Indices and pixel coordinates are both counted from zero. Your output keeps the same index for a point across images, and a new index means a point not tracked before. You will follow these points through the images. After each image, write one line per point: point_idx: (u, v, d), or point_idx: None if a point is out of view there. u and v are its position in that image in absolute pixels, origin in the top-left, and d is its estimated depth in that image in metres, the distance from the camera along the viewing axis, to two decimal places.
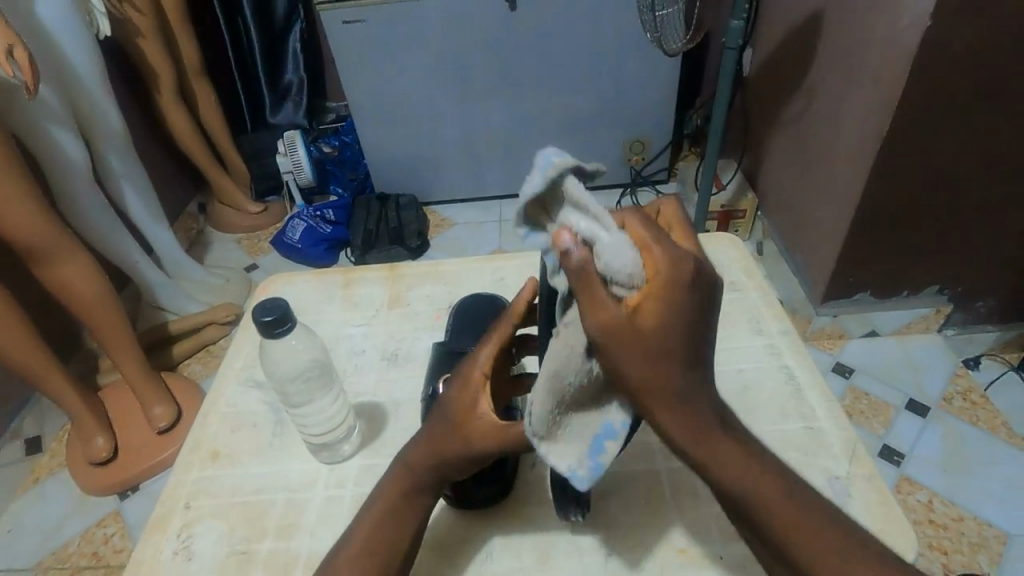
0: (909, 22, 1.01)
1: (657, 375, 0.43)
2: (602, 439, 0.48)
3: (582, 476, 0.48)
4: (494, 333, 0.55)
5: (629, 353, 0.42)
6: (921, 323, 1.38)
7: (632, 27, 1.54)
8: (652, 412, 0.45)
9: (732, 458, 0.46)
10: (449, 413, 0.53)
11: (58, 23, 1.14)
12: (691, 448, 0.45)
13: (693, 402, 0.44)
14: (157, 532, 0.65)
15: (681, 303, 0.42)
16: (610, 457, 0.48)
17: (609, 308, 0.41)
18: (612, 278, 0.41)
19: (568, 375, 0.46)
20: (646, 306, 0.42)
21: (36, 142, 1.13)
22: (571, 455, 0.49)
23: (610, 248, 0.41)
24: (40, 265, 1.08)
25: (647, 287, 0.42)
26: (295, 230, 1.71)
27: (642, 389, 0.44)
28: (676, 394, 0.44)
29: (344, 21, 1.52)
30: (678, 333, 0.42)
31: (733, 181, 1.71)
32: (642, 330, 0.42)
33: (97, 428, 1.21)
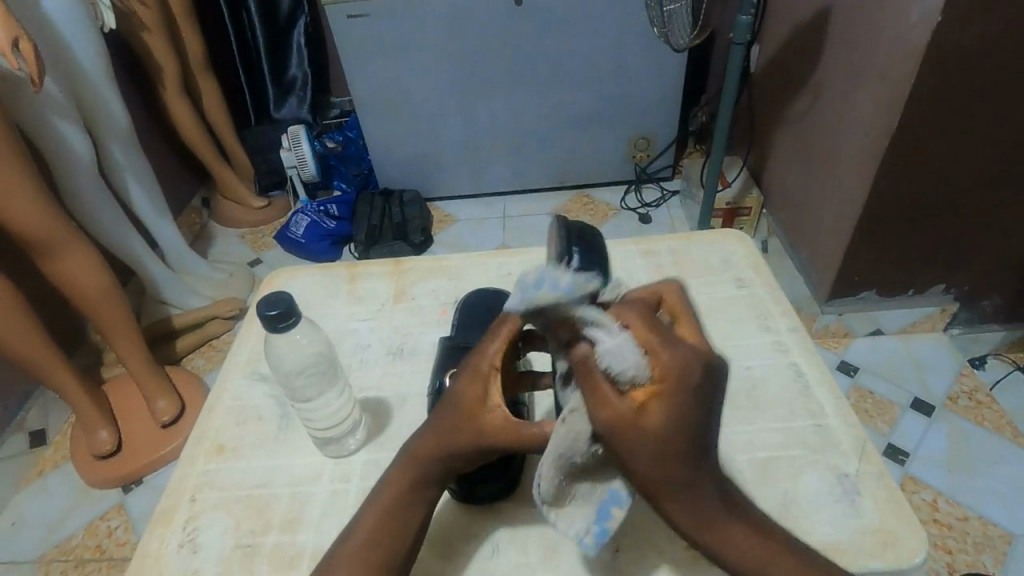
0: (919, 18, 1.00)
1: (664, 467, 0.45)
2: (607, 505, 0.50)
3: (589, 542, 0.50)
4: (503, 326, 0.55)
5: (633, 447, 0.45)
6: (927, 322, 1.38)
7: (639, 23, 1.53)
8: (659, 499, 0.46)
9: (739, 541, 0.46)
10: (458, 403, 0.53)
11: (63, 16, 1.14)
12: (697, 533, 0.46)
13: (698, 488, 0.46)
14: (162, 524, 0.65)
15: (686, 401, 0.44)
16: (616, 522, 0.50)
17: (614, 404, 0.45)
18: (616, 376, 0.45)
19: (575, 455, 0.48)
20: (651, 406, 0.44)
21: (41, 135, 1.13)
22: (578, 521, 0.50)
23: (614, 351, 0.45)
24: (45, 258, 1.08)
25: (653, 385, 0.45)
26: (299, 225, 1.71)
27: (647, 478, 0.45)
28: (684, 484, 0.45)
29: (349, 15, 1.51)
30: (682, 431, 0.44)
31: (738, 179, 1.70)
32: (648, 426, 0.44)
33: (102, 421, 1.21)
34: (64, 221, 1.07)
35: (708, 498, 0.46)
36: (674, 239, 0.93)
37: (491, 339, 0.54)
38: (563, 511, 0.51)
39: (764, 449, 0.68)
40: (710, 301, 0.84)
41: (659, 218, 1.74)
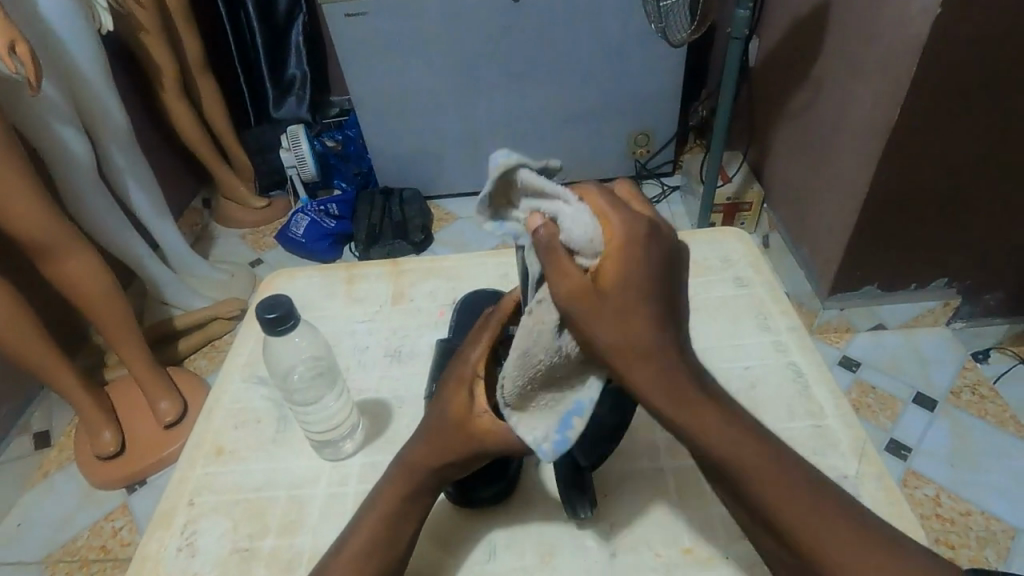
0: (919, 10, 0.99)
1: (630, 330, 0.43)
2: (570, 414, 0.48)
3: (549, 450, 0.48)
4: (484, 334, 0.56)
5: (596, 315, 0.43)
6: (929, 317, 1.37)
7: (637, 19, 1.53)
8: (629, 375, 0.44)
9: (705, 417, 0.45)
10: (445, 412, 0.53)
11: (60, 19, 1.14)
12: (667, 414, 0.45)
13: (666, 358, 0.44)
14: (162, 528, 0.65)
15: (643, 258, 0.43)
16: (576, 431, 0.48)
17: (575, 273, 0.42)
18: (577, 249, 0.43)
19: (538, 350, 0.46)
20: (609, 267, 0.43)
21: (41, 139, 1.13)
22: (539, 427, 0.49)
23: (570, 216, 0.44)
24: (45, 261, 1.09)
25: (608, 249, 0.44)
26: (299, 225, 1.71)
27: (613, 352, 0.44)
28: (649, 352, 0.44)
29: (346, 14, 1.51)
30: (643, 290, 0.43)
31: (738, 174, 1.69)
32: (610, 290, 0.43)
33: (105, 423, 1.22)
34: (66, 224, 1.08)
35: (676, 372, 0.45)
36: (673, 237, 0.93)
37: (472, 346, 0.55)
38: (528, 417, 0.51)
39: None
40: (709, 300, 0.83)
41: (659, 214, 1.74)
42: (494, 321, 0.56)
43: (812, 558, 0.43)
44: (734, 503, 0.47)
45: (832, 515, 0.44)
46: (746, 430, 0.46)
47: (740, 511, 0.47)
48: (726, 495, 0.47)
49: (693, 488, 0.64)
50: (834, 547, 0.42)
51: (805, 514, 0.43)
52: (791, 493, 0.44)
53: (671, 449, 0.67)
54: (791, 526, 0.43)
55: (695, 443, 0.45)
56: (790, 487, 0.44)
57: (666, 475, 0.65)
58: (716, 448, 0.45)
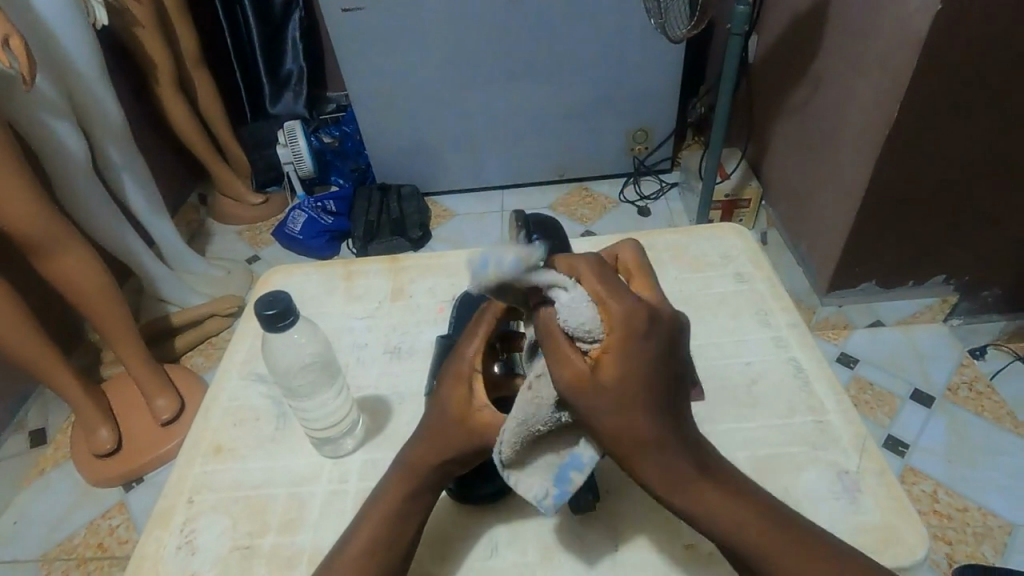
0: (919, 7, 0.99)
1: (631, 423, 0.44)
2: (568, 469, 0.50)
3: (548, 505, 0.51)
4: (479, 328, 0.55)
5: (596, 404, 0.44)
6: (926, 313, 1.37)
7: (636, 15, 1.52)
8: (628, 460, 0.45)
9: (709, 502, 0.45)
10: (446, 410, 0.53)
11: (55, 13, 1.12)
12: (668, 496, 0.46)
13: (670, 447, 0.45)
14: (160, 526, 0.64)
15: (642, 351, 0.43)
16: (576, 485, 0.50)
17: (573, 367, 0.44)
18: (573, 333, 0.45)
19: (537, 420, 0.48)
20: (608, 362, 0.43)
21: (35, 135, 1.12)
22: (538, 484, 0.51)
23: (567, 303, 0.45)
24: (41, 258, 1.08)
25: (609, 342, 0.43)
26: (296, 221, 1.70)
27: (611, 438, 0.44)
28: (652, 443, 0.44)
29: (344, 9, 1.50)
30: (644, 382, 0.43)
31: (737, 171, 1.69)
32: (609, 385, 0.43)
33: (101, 421, 1.21)
34: (61, 220, 1.07)
35: (678, 458, 0.45)
36: (673, 234, 0.92)
37: (468, 341, 0.55)
38: (523, 474, 0.52)
39: (763, 445, 0.68)
40: (709, 297, 0.83)
41: (657, 211, 1.74)
42: (489, 314, 0.55)
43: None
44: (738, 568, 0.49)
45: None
46: (751, 510, 0.46)
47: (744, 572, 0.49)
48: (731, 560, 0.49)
49: None
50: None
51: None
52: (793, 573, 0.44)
53: None
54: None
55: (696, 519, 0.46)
56: (794, 568, 0.44)
57: None
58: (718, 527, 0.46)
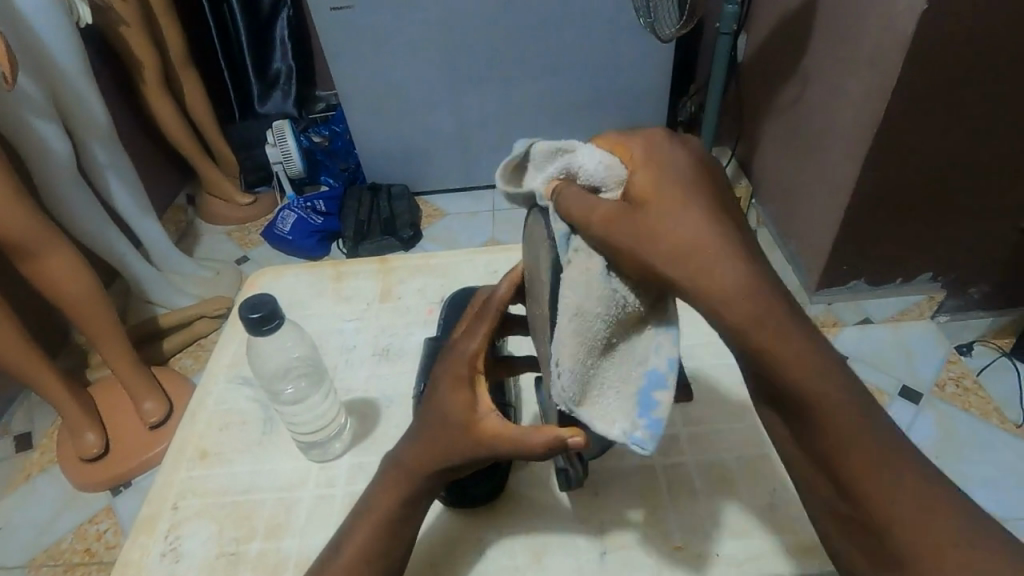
0: (905, 6, 0.99)
1: (693, 242, 0.39)
2: (650, 390, 0.43)
3: (640, 438, 0.43)
4: (481, 325, 0.53)
5: (640, 223, 0.40)
6: (915, 310, 1.40)
7: (627, 14, 1.52)
8: (690, 274, 0.38)
9: (795, 337, 0.38)
10: (448, 414, 0.51)
11: (37, 11, 1.11)
12: (747, 322, 0.38)
13: (732, 254, 0.38)
14: (145, 534, 0.64)
15: (668, 165, 0.43)
16: (666, 408, 0.43)
17: (603, 202, 0.42)
18: (597, 185, 0.44)
19: (594, 310, 0.43)
20: (641, 183, 0.42)
21: (18, 136, 1.11)
22: (620, 418, 0.44)
23: (584, 158, 0.44)
24: (24, 261, 1.06)
25: (632, 168, 0.44)
26: (285, 221, 1.69)
27: (665, 253, 0.39)
28: (713, 250, 0.38)
29: (332, 7, 1.49)
30: (684, 188, 0.41)
31: (729, 169, 1.74)
32: (657, 207, 0.40)
33: (87, 425, 1.20)
34: (45, 223, 1.05)
35: (759, 291, 0.38)
36: None
37: (470, 338, 0.53)
38: (596, 408, 0.45)
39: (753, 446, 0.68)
40: None
41: None
42: (492, 312, 0.54)
43: (873, 509, 0.38)
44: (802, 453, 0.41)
45: (900, 466, 0.38)
46: (831, 361, 0.39)
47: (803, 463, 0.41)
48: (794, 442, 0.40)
49: (683, 484, 0.64)
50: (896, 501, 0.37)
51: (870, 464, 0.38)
52: (863, 436, 0.38)
53: (662, 447, 0.67)
54: (853, 475, 0.38)
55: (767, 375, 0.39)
56: (866, 430, 0.38)
57: (657, 472, 0.65)
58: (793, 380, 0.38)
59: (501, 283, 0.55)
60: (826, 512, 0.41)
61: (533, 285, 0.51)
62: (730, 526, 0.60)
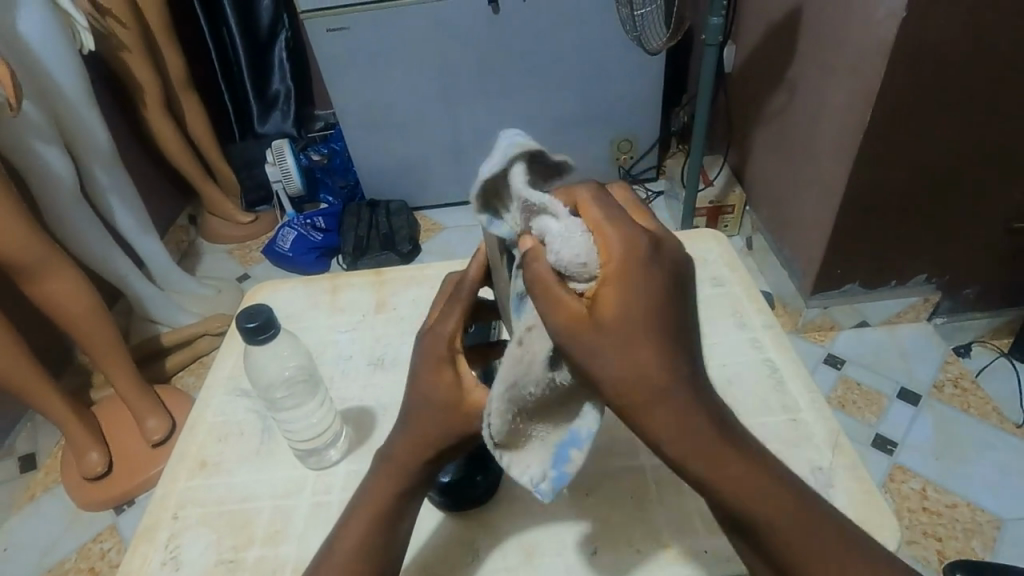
0: (885, 15, 1.02)
1: (642, 372, 0.38)
2: (567, 447, 0.47)
3: (547, 488, 0.46)
4: (454, 308, 0.52)
5: (600, 349, 0.39)
6: (911, 313, 1.39)
7: (615, 28, 1.55)
8: (635, 415, 0.39)
9: (731, 474, 0.40)
10: (434, 397, 0.51)
11: (42, 41, 1.14)
12: (684, 462, 0.40)
13: (680, 398, 0.39)
14: (146, 543, 0.65)
15: (642, 282, 0.39)
16: (575, 466, 0.46)
17: (570, 301, 0.39)
18: (565, 271, 0.41)
19: (529, 383, 0.44)
20: (607, 295, 0.39)
21: (22, 161, 1.13)
22: (533, 465, 0.47)
23: (559, 236, 0.41)
24: (29, 282, 1.08)
25: (606, 274, 0.40)
26: (285, 239, 1.71)
27: (618, 383, 0.39)
28: (662, 394, 0.39)
29: (328, 29, 1.52)
30: (649, 317, 0.39)
31: (721, 177, 1.71)
32: (615, 332, 0.39)
33: (92, 443, 1.21)
34: (49, 245, 1.08)
35: (700, 421, 0.39)
36: None
37: (444, 321, 0.52)
38: (519, 452, 0.48)
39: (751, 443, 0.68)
40: None
41: None
42: (465, 293, 0.53)
43: None
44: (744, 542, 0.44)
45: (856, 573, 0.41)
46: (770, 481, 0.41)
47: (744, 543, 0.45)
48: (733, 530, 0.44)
49: (673, 485, 0.65)
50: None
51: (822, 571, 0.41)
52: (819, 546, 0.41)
53: (651, 448, 0.68)
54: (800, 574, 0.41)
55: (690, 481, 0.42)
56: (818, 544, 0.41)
57: (646, 472, 0.66)
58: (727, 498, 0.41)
59: (470, 266, 0.55)
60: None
61: (500, 266, 0.52)
62: (719, 522, 0.61)
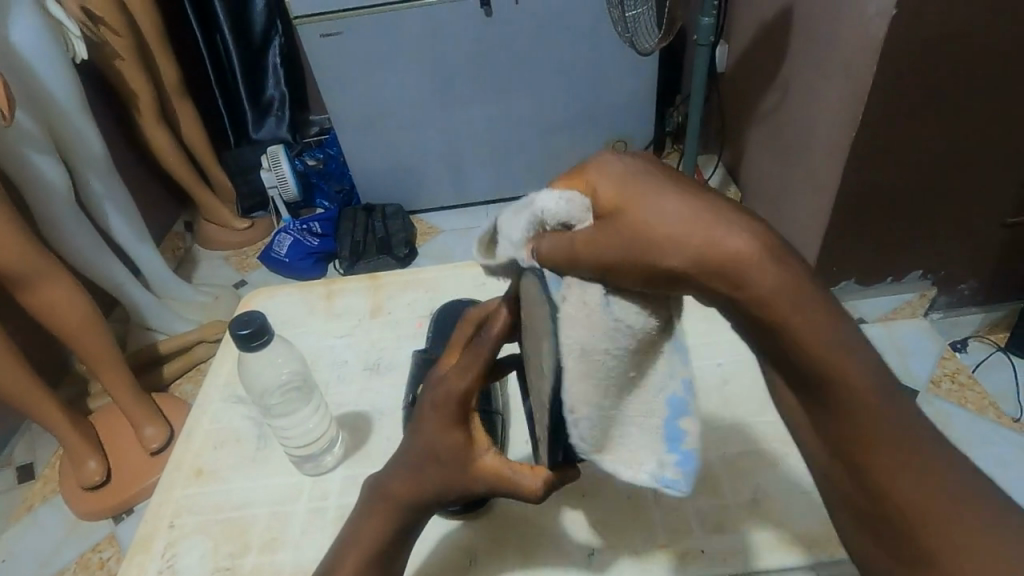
0: (875, 13, 1.02)
1: (685, 220, 0.36)
2: (675, 420, 0.46)
3: (674, 474, 0.46)
4: (472, 362, 0.51)
5: (637, 235, 0.37)
6: (907, 309, 1.40)
7: (608, 29, 1.56)
8: (709, 257, 0.35)
9: (807, 317, 0.35)
10: (436, 449, 0.51)
11: (34, 50, 1.14)
12: (766, 296, 0.35)
13: (735, 226, 0.35)
14: (142, 552, 0.65)
15: (618, 167, 0.40)
16: (693, 438, 0.46)
17: (582, 236, 0.40)
18: (571, 222, 0.41)
19: (600, 345, 0.42)
20: (603, 191, 0.39)
21: (16, 170, 1.13)
22: (648, 457, 0.47)
23: (539, 201, 0.42)
24: (23, 291, 1.08)
25: (585, 186, 0.41)
26: (282, 244, 1.71)
27: (676, 236, 0.36)
28: (716, 226, 0.35)
29: (321, 34, 1.53)
30: (644, 178, 0.38)
31: (716, 175, 1.75)
32: (630, 204, 0.37)
33: (90, 452, 1.20)
34: (44, 254, 1.07)
35: (789, 261, 0.36)
36: None
37: (462, 376, 0.51)
38: (623, 449, 0.48)
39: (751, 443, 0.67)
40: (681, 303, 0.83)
41: None
42: (488, 348, 0.52)
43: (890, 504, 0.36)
44: (817, 439, 0.38)
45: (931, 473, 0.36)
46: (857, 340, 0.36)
47: (817, 444, 0.38)
48: (809, 423, 0.38)
49: (670, 486, 0.65)
50: (902, 481, 0.36)
51: (894, 460, 0.36)
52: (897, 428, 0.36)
53: None
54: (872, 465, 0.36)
55: (779, 347, 0.37)
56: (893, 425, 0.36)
57: None
58: (813, 353, 0.36)
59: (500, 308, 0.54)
60: (832, 490, 0.39)
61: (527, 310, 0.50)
62: (715, 522, 0.61)
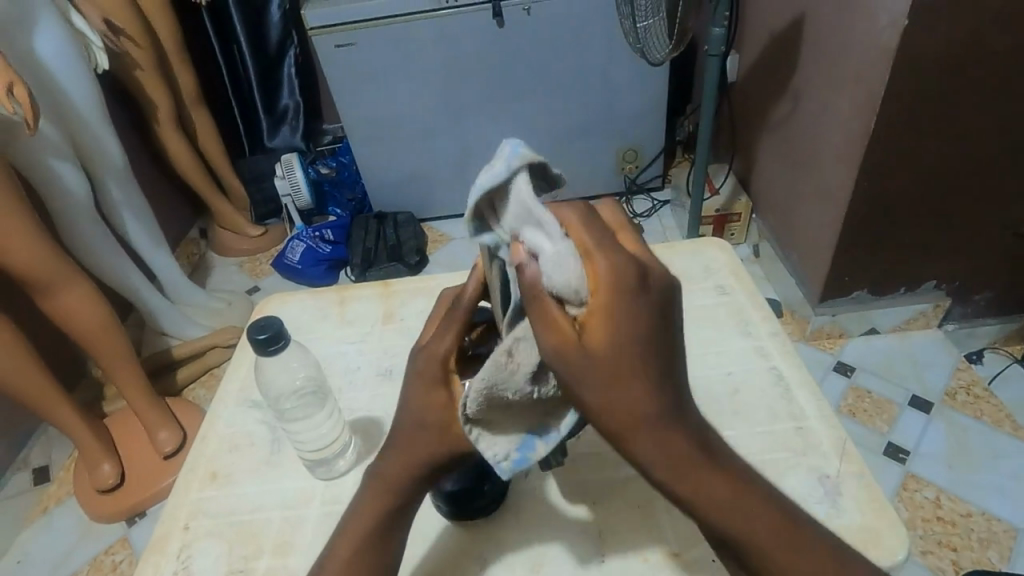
0: (886, 22, 1.02)
1: (631, 410, 0.39)
2: (534, 438, 0.50)
3: (506, 467, 0.49)
4: (451, 326, 0.54)
5: (589, 379, 0.39)
6: (921, 320, 1.38)
7: (618, 39, 1.57)
8: (620, 438, 0.40)
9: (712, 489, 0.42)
10: (425, 416, 0.52)
11: (58, 61, 1.17)
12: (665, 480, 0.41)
13: (662, 427, 0.40)
14: (157, 554, 0.65)
15: (630, 311, 0.39)
16: (539, 455, 0.50)
17: (561, 325, 0.39)
18: (563, 296, 0.40)
19: (509, 386, 0.46)
20: (597, 330, 0.39)
21: (38, 177, 1.16)
22: (501, 445, 0.50)
23: (555, 258, 0.39)
24: (42, 296, 1.10)
25: (595, 304, 0.39)
26: (294, 251, 1.73)
27: (602, 411, 0.40)
28: (643, 425, 0.40)
29: (336, 44, 1.55)
30: (629, 353, 0.39)
31: (726, 184, 1.69)
32: (606, 365, 0.39)
33: (104, 456, 1.22)
34: (63, 259, 1.09)
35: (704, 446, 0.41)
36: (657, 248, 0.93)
37: (439, 339, 0.53)
38: (487, 433, 0.50)
39: (751, 453, 0.67)
40: (692, 311, 0.82)
41: (649, 227, 1.78)
42: (462, 311, 0.54)
43: None
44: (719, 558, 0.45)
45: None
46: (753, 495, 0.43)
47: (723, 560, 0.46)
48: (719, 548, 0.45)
49: None
50: None
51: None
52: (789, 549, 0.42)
53: None
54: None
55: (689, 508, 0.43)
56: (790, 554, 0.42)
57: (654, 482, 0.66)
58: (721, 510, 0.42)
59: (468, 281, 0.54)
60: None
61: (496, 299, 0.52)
62: None
